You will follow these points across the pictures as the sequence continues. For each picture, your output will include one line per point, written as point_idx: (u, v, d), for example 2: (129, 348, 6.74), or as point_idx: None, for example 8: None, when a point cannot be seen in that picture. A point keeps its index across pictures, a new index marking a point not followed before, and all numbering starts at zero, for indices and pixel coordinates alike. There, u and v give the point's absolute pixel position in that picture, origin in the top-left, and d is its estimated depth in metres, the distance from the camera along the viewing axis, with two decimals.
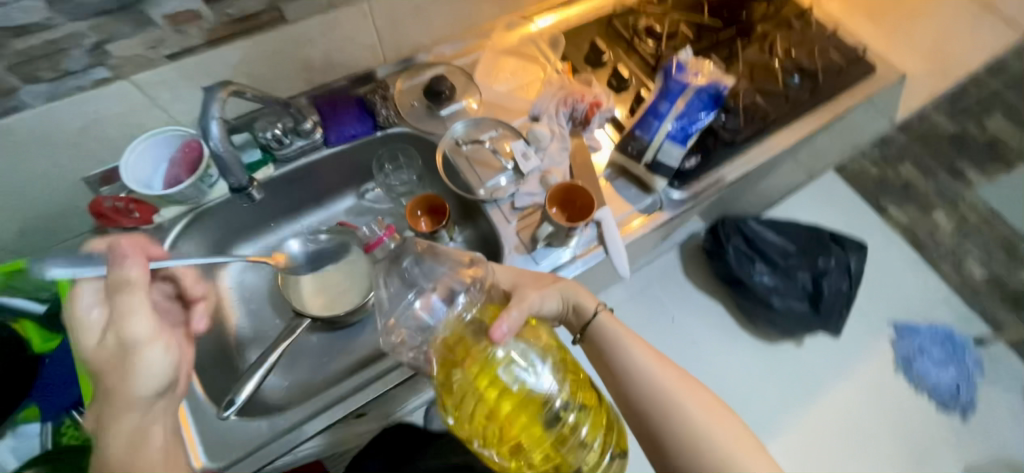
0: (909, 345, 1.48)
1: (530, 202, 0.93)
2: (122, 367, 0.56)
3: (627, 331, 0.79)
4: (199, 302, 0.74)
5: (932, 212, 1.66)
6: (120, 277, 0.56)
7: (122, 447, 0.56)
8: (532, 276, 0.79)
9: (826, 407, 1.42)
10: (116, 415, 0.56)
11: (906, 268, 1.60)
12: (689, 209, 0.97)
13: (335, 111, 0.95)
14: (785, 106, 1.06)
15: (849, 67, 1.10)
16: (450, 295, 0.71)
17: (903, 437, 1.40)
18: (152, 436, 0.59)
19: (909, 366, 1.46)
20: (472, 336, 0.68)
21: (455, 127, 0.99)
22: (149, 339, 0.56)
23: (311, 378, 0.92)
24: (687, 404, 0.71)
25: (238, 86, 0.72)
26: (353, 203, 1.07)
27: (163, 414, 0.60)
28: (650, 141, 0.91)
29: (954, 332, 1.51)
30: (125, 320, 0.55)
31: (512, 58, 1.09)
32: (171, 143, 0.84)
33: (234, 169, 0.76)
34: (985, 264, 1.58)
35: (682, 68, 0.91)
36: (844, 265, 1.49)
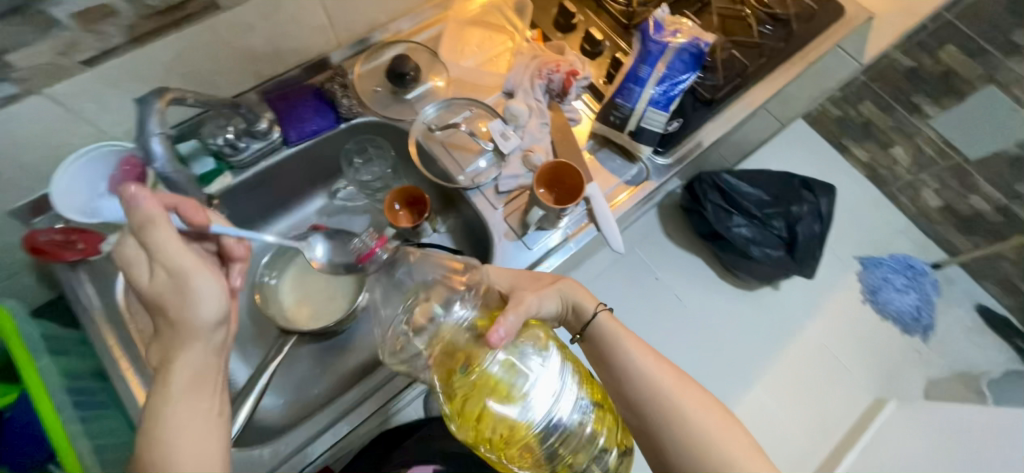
0: (875, 276, 1.53)
1: (515, 185, 0.89)
2: (174, 297, 0.57)
3: (626, 331, 0.78)
4: (239, 262, 0.71)
5: (889, 147, 1.55)
6: (150, 212, 0.56)
7: (187, 377, 0.57)
8: (529, 277, 0.77)
9: (797, 350, 1.46)
10: (176, 345, 0.58)
11: (867, 204, 1.64)
12: (675, 174, 0.95)
13: (290, 106, 0.86)
14: (759, 58, 1.03)
15: (819, 10, 1.09)
16: (443, 302, 0.68)
17: (871, 364, 1.46)
18: (209, 370, 0.59)
19: (875, 297, 1.52)
20: (468, 343, 0.65)
21: (426, 110, 0.93)
22: (194, 269, 0.56)
23: (307, 393, 0.88)
24: (685, 407, 0.71)
25: (177, 93, 0.63)
26: (325, 202, 1.00)
27: (219, 349, 0.60)
28: (633, 108, 0.87)
29: (913, 260, 1.56)
30: (169, 249, 0.56)
31: (477, 29, 1.01)
32: (108, 161, 0.75)
33: (188, 188, 0.71)
34: (940, 194, 1.51)
35: (659, 28, 0.87)
36: (814, 209, 1.46)
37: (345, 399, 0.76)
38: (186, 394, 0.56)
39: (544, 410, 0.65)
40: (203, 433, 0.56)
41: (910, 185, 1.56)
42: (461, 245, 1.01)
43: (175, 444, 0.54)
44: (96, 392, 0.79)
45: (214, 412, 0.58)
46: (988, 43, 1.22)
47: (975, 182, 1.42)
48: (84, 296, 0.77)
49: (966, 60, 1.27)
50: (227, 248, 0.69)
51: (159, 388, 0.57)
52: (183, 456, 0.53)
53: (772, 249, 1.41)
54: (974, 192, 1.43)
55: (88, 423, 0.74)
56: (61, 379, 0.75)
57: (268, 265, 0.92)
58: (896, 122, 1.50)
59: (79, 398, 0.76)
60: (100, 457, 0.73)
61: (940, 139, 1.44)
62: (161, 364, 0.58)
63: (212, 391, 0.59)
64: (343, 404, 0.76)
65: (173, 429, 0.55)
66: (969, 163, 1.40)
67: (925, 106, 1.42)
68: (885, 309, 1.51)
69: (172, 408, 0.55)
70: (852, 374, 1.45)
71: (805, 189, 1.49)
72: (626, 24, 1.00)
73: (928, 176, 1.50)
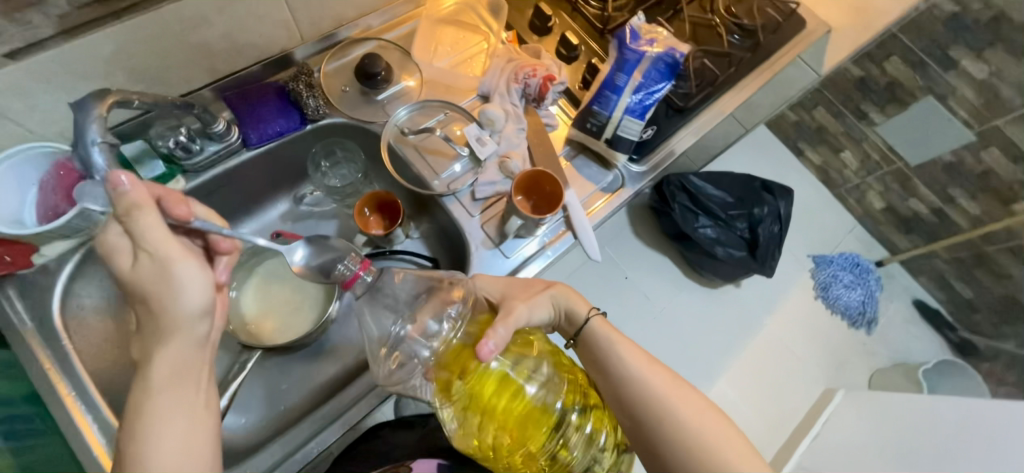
0: (825, 273, 1.60)
1: (493, 192, 0.87)
2: (158, 286, 0.54)
3: (618, 335, 0.79)
4: (225, 255, 0.65)
5: (840, 152, 1.61)
6: (134, 198, 0.52)
7: (166, 371, 0.54)
8: (519, 285, 0.78)
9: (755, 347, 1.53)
10: (159, 338, 0.55)
11: (821, 206, 1.72)
12: (651, 181, 0.96)
13: (250, 106, 0.80)
14: (727, 67, 1.06)
15: (784, 23, 1.12)
16: (436, 317, 0.70)
17: (820, 354, 1.55)
18: (195, 362, 0.57)
19: (825, 293, 1.59)
20: (462, 354, 0.69)
21: (397, 114, 0.89)
22: (179, 256, 0.53)
23: (273, 409, 0.83)
24: (679, 410, 0.71)
25: (122, 93, 0.59)
26: (289, 207, 0.95)
27: (205, 341, 0.57)
28: (610, 116, 0.87)
29: (860, 259, 1.64)
30: (152, 237, 0.52)
31: (450, 29, 0.98)
32: (41, 165, 0.69)
33: None
34: (884, 197, 1.60)
35: (635, 36, 0.87)
36: (774, 212, 1.48)
37: (316, 417, 0.73)
38: (170, 387, 0.54)
39: (536, 410, 0.69)
40: (188, 426, 0.53)
41: (856, 187, 1.64)
42: (436, 250, 0.98)
43: (157, 438, 0.52)
44: None
45: (200, 406, 0.55)
46: (927, 57, 1.25)
47: (914, 185, 1.50)
48: (13, 314, 0.70)
49: (908, 72, 1.30)
50: (213, 241, 0.63)
51: (141, 381, 0.54)
52: (166, 453, 0.51)
53: (736, 249, 1.42)
54: (913, 195, 1.52)
55: None
56: None
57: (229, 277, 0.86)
58: (846, 127, 1.55)
59: None
60: None
61: (885, 144, 1.50)
62: (144, 358, 0.55)
63: (198, 384, 0.56)
64: (314, 423, 0.72)
65: (156, 423, 0.52)
66: (909, 168, 1.47)
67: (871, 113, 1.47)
68: (834, 305, 1.60)
69: (154, 402, 0.53)
70: (805, 367, 1.53)
71: (765, 191, 1.50)
72: (601, 28, 1.00)
73: (874, 180, 1.58)
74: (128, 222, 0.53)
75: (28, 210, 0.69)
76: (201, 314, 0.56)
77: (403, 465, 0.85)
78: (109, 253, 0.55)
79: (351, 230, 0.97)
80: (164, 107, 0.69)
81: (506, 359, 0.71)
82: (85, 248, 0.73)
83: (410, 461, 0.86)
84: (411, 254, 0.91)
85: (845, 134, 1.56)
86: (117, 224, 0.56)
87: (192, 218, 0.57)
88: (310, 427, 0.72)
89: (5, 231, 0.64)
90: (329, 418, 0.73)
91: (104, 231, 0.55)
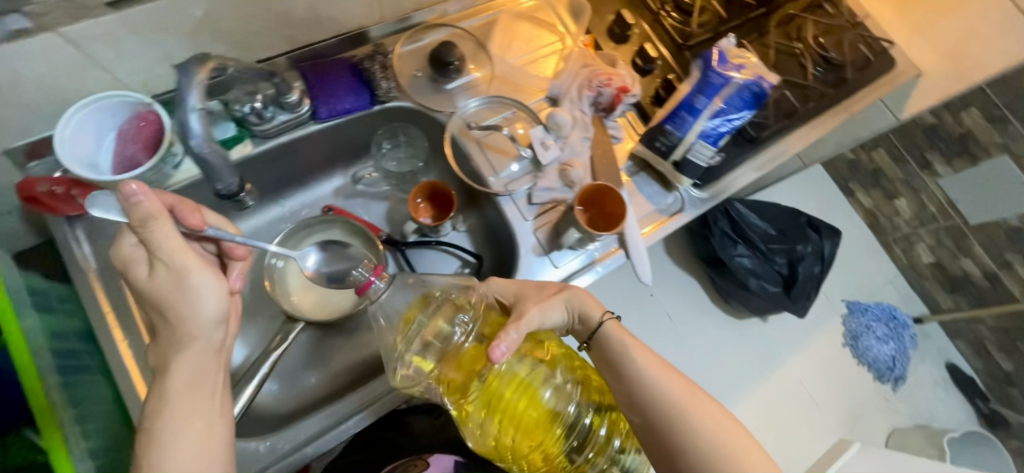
0: (857, 321, 1.51)
1: (549, 198, 0.86)
2: (176, 298, 0.59)
3: (634, 341, 0.79)
4: (239, 261, 0.70)
5: (894, 200, 1.51)
6: (149, 210, 0.55)
7: (185, 375, 0.59)
8: (534, 286, 0.78)
9: (773, 384, 1.43)
10: (176, 344, 0.60)
11: (865, 251, 1.62)
12: (710, 208, 0.93)
13: (323, 80, 0.80)
14: (807, 101, 1.01)
15: (874, 62, 1.05)
16: (446, 323, 0.71)
17: (841, 403, 1.46)
18: (209, 368, 0.62)
19: (855, 342, 1.49)
20: (476, 356, 0.71)
21: (470, 102, 0.89)
22: (195, 269, 0.58)
23: (306, 380, 0.85)
24: (694, 417, 0.73)
25: (221, 59, 0.62)
26: (342, 183, 0.95)
27: (219, 347, 0.62)
28: (682, 138, 0.84)
29: (896, 311, 1.55)
30: (167, 250, 0.57)
31: (526, 25, 0.96)
32: (121, 112, 0.69)
33: (221, 170, 0.65)
34: (932, 252, 1.50)
35: (723, 59, 0.83)
36: (817, 251, 1.40)
37: (348, 398, 0.74)
38: (187, 393, 0.59)
39: (552, 415, 0.72)
40: (202, 432, 0.58)
41: (905, 237, 1.54)
42: (479, 246, 0.98)
43: (174, 441, 0.56)
44: (82, 357, 0.75)
45: (214, 413, 0.60)
46: (1011, 113, 1.14)
47: (969, 246, 1.40)
48: (79, 256, 0.71)
49: (986, 126, 1.19)
50: (227, 248, 0.69)
51: (159, 386, 0.59)
52: (179, 456, 0.56)
53: (771, 284, 1.35)
54: (966, 254, 1.42)
55: (72, 393, 0.70)
56: (47, 343, 0.70)
57: (278, 248, 0.86)
58: (907, 174, 1.44)
59: (64, 362, 0.71)
60: (82, 429, 0.70)
61: (944, 198, 1.40)
62: (162, 364, 0.61)
63: (212, 390, 0.61)
64: (347, 403, 0.74)
65: (172, 427, 0.57)
66: (968, 226, 1.38)
67: (935, 165, 1.36)
68: (863, 355, 1.49)
69: (170, 406, 0.58)
70: (821, 414, 1.43)
71: (811, 228, 1.43)
72: (681, 43, 0.96)
73: (925, 232, 1.48)
74: (144, 235, 0.57)
75: (105, 157, 0.70)
76: (215, 322, 0.61)
77: (421, 460, 0.87)
78: (130, 266, 0.60)
79: (399, 214, 0.97)
80: (246, 70, 0.69)
81: (516, 359, 0.72)
82: None
83: (428, 454, 0.88)
84: (457, 248, 0.91)
85: (902, 181, 1.47)
86: (134, 238, 0.61)
87: (204, 226, 0.63)
88: (343, 407, 0.73)
89: (84, 175, 0.66)
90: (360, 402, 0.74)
91: (126, 245, 0.61)
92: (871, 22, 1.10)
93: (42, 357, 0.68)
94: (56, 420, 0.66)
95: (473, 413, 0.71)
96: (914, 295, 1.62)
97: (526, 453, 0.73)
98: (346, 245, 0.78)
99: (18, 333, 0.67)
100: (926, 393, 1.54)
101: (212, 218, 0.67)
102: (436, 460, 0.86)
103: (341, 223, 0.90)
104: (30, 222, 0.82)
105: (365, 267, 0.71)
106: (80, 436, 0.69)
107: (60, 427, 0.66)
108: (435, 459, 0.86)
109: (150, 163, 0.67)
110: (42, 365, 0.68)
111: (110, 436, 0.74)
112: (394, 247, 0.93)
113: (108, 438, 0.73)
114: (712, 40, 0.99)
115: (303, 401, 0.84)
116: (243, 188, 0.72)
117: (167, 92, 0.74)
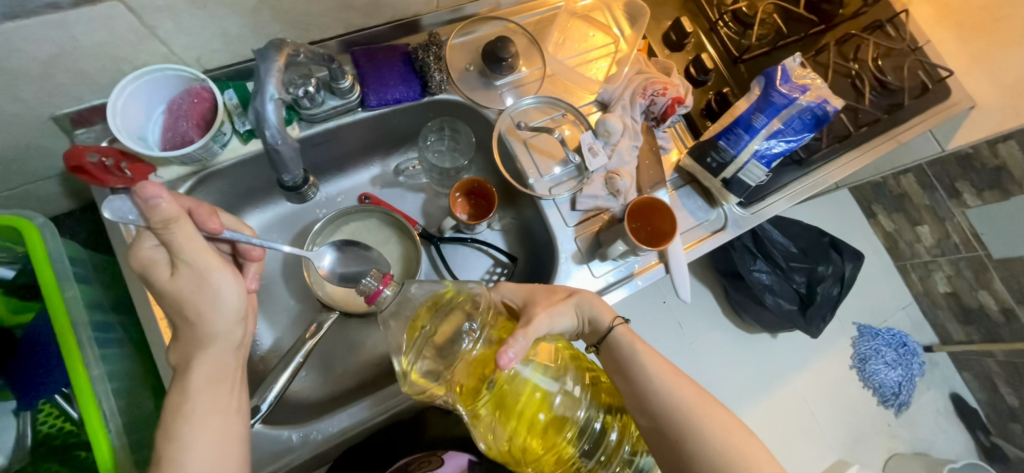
0: (867, 345, 1.36)
1: (593, 206, 0.84)
2: (198, 299, 0.57)
3: (645, 346, 0.77)
4: (255, 262, 0.68)
5: (916, 226, 1.35)
6: (169, 213, 0.52)
7: (206, 374, 0.59)
8: (545, 290, 0.78)
9: (777, 404, 1.30)
10: (197, 344, 0.59)
11: (878, 274, 1.44)
12: (753, 227, 0.92)
13: (376, 68, 0.78)
14: (859, 126, 0.98)
15: (932, 90, 1.03)
16: (454, 330, 0.71)
17: (845, 430, 1.32)
18: (229, 366, 0.61)
19: (862, 366, 1.34)
20: (485, 361, 0.72)
21: (526, 100, 0.87)
22: (216, 269, 0.57)
23: (333, 370, 0.84)
24: (705, 426, 0.70)
25: (292, 47, 0.64)
26: (380, 172, 0.94)
27: (239, 345, 0.62)
28: (735, 156, 0.82)
29: (908, 339, 1.39)
30: (190, 250, 0.55)
31: (581, 24, 0.93)
32: (173, 86, 0.68)
33: (288, 161, 0.69)
34: (950, 281, 1.34)
35: (786, 78, 0.81)
36: (835, 273, 1.28)
37: (380, 394, 0.74)
38: (208, 389, 0.58)
39: (563, 421, 0.75)
40: (221, 428, 0.58)
41: (924, 264, 1.38)
42: (513, 247, 0.96)
43: (195, 437, 0.56)
44: (115, 330, 0.74)
45: (232, 409, 0.60)
46: None
47: (989, 278, 1.25)
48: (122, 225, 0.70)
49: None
50: (243, 249, 0.66)
51: (180, 382, 0.58)
52: (198, 455, 0.55)
53: (787, 301, 1.22)
54: (985, 288, 1.27)
55: (107, 366, 0.69)
56: (86, 314, 0.69)
57: (316, 235, 0.85)
58: (932, 203, 1.28)
59: (101, 334, 0.70)
60: (117, 404, 0.68)
61: (970, 230, 1.24)
62: (183, 363, 0.60)
63: (231, 386, 0.61)
64: (379, 399, 0.74)
65: (195, 423, 0.56)
66: (991, 259, 1.22)
67: (965, 196, 1.21)
68: (868, 379, 1.35)
69: (192, 402, 0.57)
70: (821, 434, 1.30)
71: (832, 249, 1.31)
72: (737, 56, 0.94)
73: (945, 261, 1.33)
74: (166, 236, 0.54)
75: (155, 133, 0.69)
76: (234, 322, 0.60)
77: (436, 456, 0.78)
78: (148, 267, 0.57)
79: (435, 208, 0.95)
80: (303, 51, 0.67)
81: (525, 364, 0.73)
82: (196, 178, 0.72)
83: (442, 451, 0.80)
84: (493, 247, 0.90)
85: (929, 208, 1.30)
86: (153, 240, 0.57)
87: (223, 231, 0.59)
88: (376, 404, 0.73)
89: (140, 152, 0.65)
90: (393, 400, 0.74)
91: (144, 247, 0.57)
92: (929, 49, 1.07)
93: (82, 328, 0.67)
94: (93, 392, 0.64)
95: (486, 415, 0.73)
96: (926, 324, 1.44)
97: (538, 455, 0.75)
98: (365, 248, 0.79)
99: (60, 303, 0.65)
100: (931, 429, 1.37)
101: (228, 221, 0.64)
102: (449, 457, 0.78)
103: (379, 213, 0.89)
104: (69, 184, 0.81)
105: (373, 276, 0.72)
106: (115, 410, 0.67)
107: (97, 400, 0.64)
108: (449, 457, 0.78)
109: (202, 141, 0.66)
110: (82, 336, 0.66)
111: (140, 414, 0.72)
112: (429, 241, 0.90)
113: (137, 414, 0.71)
114: (768, 55, 0.96)
115: (330, 392, 0.83)
116: (307, 181, 0.79)
117: (218, 68, 0.72)
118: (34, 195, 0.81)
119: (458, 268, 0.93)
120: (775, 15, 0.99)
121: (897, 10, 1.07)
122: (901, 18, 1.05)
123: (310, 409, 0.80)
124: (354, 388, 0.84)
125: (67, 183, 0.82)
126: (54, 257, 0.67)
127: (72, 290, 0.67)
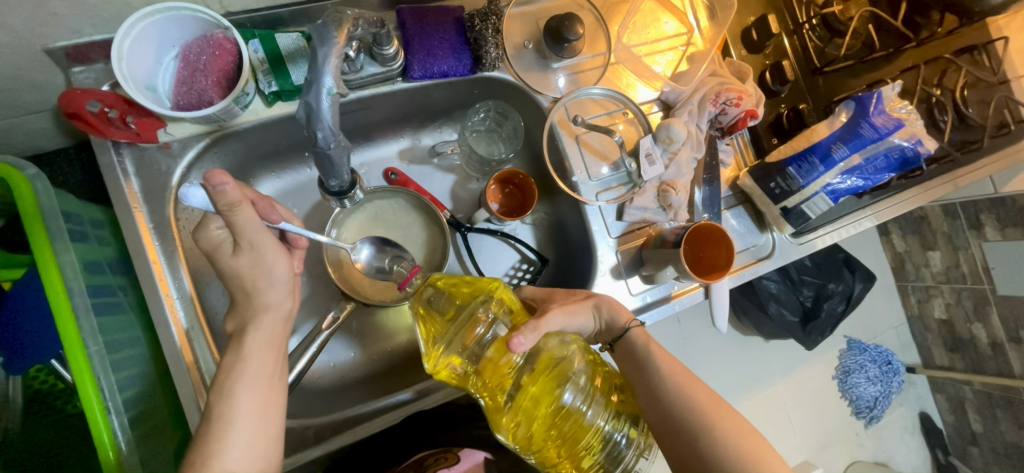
0: (854, 361, 1.21)
1: (640, 218, 0.78)
2: (257, 276, 0.54)
3: (660, 350, 0.70)
4: (300, 250, 0.65)
5: (928, 250, 1.20)
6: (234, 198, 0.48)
7: (259, 340, 0.55)
8: (561, 291, 0.72)
9: (758, 407, 1.15)
10: (246, 313, 0.55)
11: (880, 293, 1.28)
12: (798, 258, 0.85)
13: (424, 34, 0.68)
14: (928, 163, 0.86)
15: (1012, 130, 0.90)
16: (473, 320, 0.64)
17: (815, 440, 1.18)
18: (279, 334, 0.57)
19: (845, 379, 1.20)
20: (502, 351, 0.64)
21: (591, 89, 0.78)
22: (274, 250, 0.53)
23: (346, 355, 0.82)
24: (721, 431, 0.62)
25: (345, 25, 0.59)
26: (410, 145, 0.86)
27: (288, 317, 0.58)
28: (803, 186, 0.76)
29: (894, 357, 1.24)
30: (248, 235, 0.51)
31: (654, 7, 0.82)
32: (188, 27, 0.59)
33: (339, 167, 0.62)
34: (948, 309, 1.20)
35: (878, 107, 0.75)
36: (846, 292, 1.11)
37: (420, 387, 0.76)
38: (256, 354, 0.54)
39: (570, 414, 0.65)
40: (264, 392, 0.53)
41: (925, 288, 1.23)
42: (538, 241, 0.90)
43: (244, 397, 0.52)
44: (115, 294, 0.69)
45: (276, 374, 0.55)
46: None
47: (989, 312, 1.13)
48: (122, 181, 0.63)
49: None
50: (291, 237, 0.63)
51: (234, 346, 0.54)
52: (242, 418, 0.51)
53: (790, 313, 1.06)
54: (983, 320, 1.15)
55: (105, 337, 0.64)
56: (82, 279, 0.63)
57: (337, 219, 0.77)
58: (951, 230, 1.15)
59: (97, 298, 0.64)
60: (116, 378, 0.63)
61: (981, 263, 1.12)
62: (235, 329, 0.56)
63: (279, 352, 0.57)
64: (417, 392, 0.75)
65: (245, 383, 0.52)
66: (996, 295, 1.11)
67: (988, 230, 1.09)
68: (846, 393, 1.20)
69: (244, 365, 0.53)
70: (794, 433, 1.16)
71: (846, 267, 1.13)
72: (818, 67, 0.84)
73: (948, 288, 1.19)
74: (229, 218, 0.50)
75: (163, 83, 0.61)
76: (286, 295, 0.57)
77: (452, 454, 0.75)
78: (212, 248, 0.53)
79: (464, 193, 0.88)
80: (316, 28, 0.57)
81: (536, 360, 0.65)
82: (212, 138, 0.65)
83: (457, 449, 0.76)
84: (522, 244, 0.84)
85: (946, 235, 1.16)
86: (220, 223, 0.53)
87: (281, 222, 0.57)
88: (415, 397, 0.75)
89: (151, 108, 0.56)
90: (427, 398, 0.75)
91: (210, 228, 0.53)
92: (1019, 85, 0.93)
93: (78, 296, 0.61)
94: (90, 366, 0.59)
95: (494, 401, 0.64)
96: (913, 345, 1.29)
97: (546, 452, 0.65)
98: (401, 249, 0.74)
99: (53, 267, 0.59)
100: (897, 445, 1.25)
101: (281, 210, 0.62)
102: (465, 455, 0.74)
103: (406, 195, 0.80)
104: (60, 121, 0.72)
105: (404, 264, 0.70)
106: (114, 386, 0.62)
107: (94, 374, 0.60)
108: (467, 454, 0.74)
109: (223, 103, 0.58)
110: (78, 303, 0.61)
111: (146, 382, 0.69)
112: (456, 229, 0.83)
113: (139, 385, 0.67)
114: (851, 70, 0.86)
115: (342, 378, 0.81)
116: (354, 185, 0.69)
117: (242, 12, 0.63)
118: (22, 131, 0.72)
119: (483, 259, 0.87)
120: (869, 24, 0.86)
121: (993, 36, 0.92)
122: (997, 43, 0.91)
123: (324, 393, 0.78)
124: (369, 375, 0.82)
125: (59, 120, 0.72)
126: (48, 214, 0.61)
127: (67, 254, 0.61)
